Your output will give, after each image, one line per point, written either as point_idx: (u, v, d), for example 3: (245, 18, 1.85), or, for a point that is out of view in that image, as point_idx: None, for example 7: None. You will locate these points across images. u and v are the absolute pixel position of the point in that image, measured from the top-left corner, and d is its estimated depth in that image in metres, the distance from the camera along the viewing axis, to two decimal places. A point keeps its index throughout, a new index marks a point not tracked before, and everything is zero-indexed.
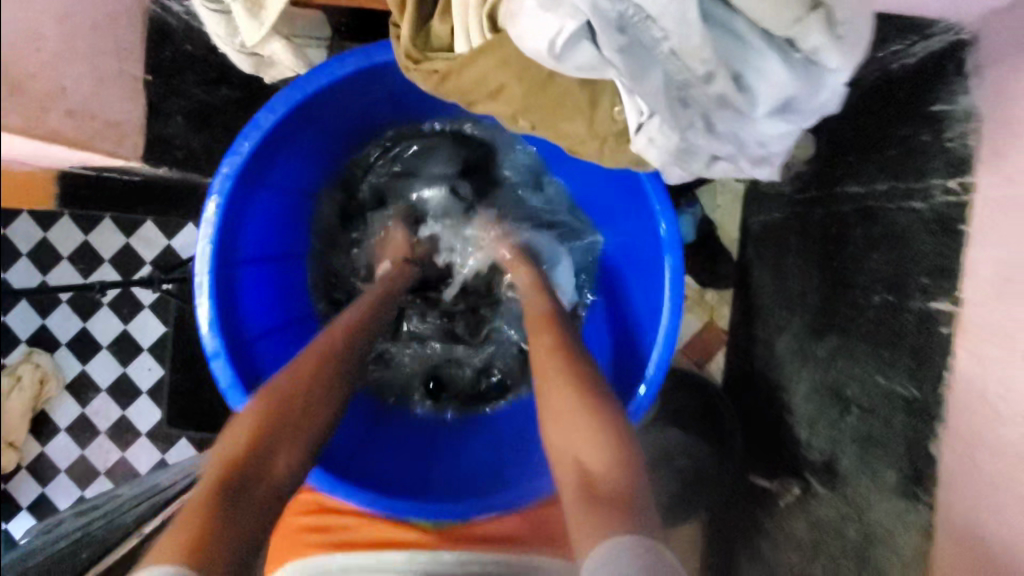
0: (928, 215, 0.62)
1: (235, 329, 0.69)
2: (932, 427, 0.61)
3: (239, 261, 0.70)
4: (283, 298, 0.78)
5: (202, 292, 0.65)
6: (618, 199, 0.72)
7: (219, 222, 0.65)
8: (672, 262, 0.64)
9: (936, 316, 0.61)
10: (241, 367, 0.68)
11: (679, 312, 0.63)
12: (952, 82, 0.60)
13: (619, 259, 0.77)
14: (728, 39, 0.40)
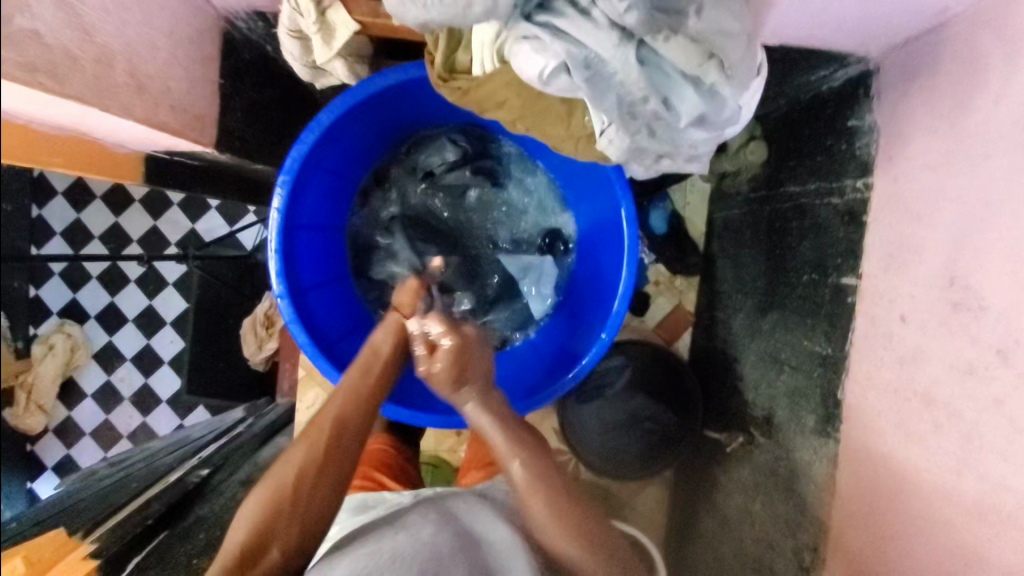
0: (841, 209, 0.78)
1: (293, 278, 0.76)
2: (840, 376, 0.76)
3: (301, 225, 0.77)
4: (325, 258, 0.84)
5: (271, 251, 0.72)
6: (585, 181, 0.82)
7: (287, 197, 0.71)
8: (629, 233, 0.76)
9: (847, 289, 0.76)
10: (299, 312, 0.75)
11: (634, 274, 0.75)
12: (862, 102, 0.76)
13: (588, 231, 0.88)
14: (658, 74, 0.45)
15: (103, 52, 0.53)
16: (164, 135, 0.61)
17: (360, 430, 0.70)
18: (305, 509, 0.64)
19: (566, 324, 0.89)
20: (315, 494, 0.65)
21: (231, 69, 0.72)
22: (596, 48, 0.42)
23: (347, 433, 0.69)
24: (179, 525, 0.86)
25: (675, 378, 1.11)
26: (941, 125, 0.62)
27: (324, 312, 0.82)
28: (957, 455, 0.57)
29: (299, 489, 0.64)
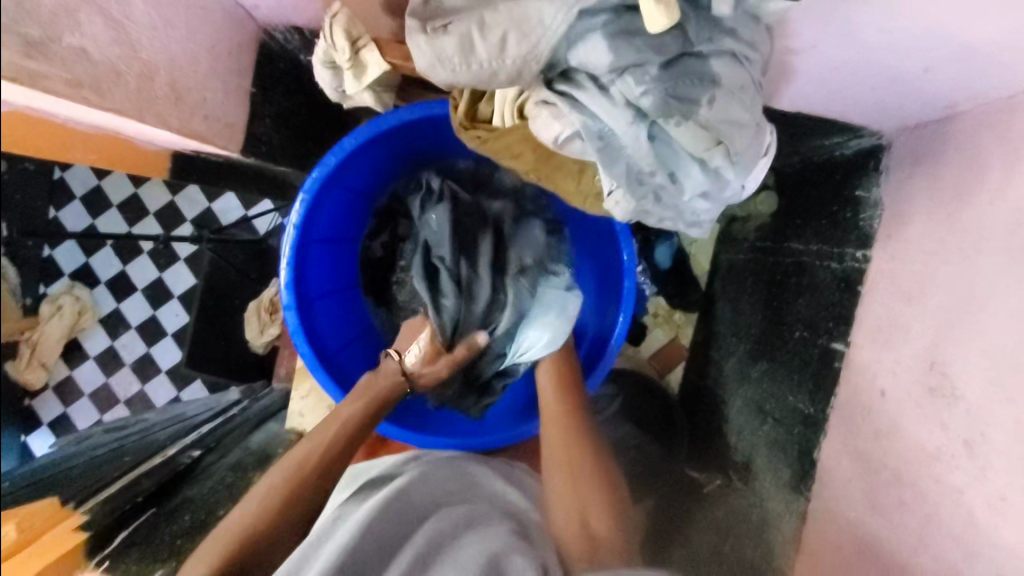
0: (839, 275, 0.80)
1: (301, 289, 0.79)
2: (818, 436, 0.79)
3: (314, 238, 0.80)
4: (335, 270, 0.87)
5: (283, 262, 0.75)
6: (592, 228, 0.88)
7: (306, 213, 0.74)
8: (628, 284, 0.80)
9: (834, 353, 0.78)
10: (305, 322, 0.79)
11: (631, 322, 0.80)
12: (872, 175, 0.77)
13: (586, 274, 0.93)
14: (667, 150, 0.47)
15: (146, 67, 0.56)
16: (189, 141, 0.64)
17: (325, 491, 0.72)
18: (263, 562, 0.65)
19: None
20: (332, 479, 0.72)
21: (264, 77, 0.75)
22: (611, 123, 0.45)
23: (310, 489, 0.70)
24: (167, 505, 0.92)
25: (662, 411, 1.16)
26: (940, 213, 0.64)
27: (327, 323, 0.85)
28: (915, 534, 0.60)
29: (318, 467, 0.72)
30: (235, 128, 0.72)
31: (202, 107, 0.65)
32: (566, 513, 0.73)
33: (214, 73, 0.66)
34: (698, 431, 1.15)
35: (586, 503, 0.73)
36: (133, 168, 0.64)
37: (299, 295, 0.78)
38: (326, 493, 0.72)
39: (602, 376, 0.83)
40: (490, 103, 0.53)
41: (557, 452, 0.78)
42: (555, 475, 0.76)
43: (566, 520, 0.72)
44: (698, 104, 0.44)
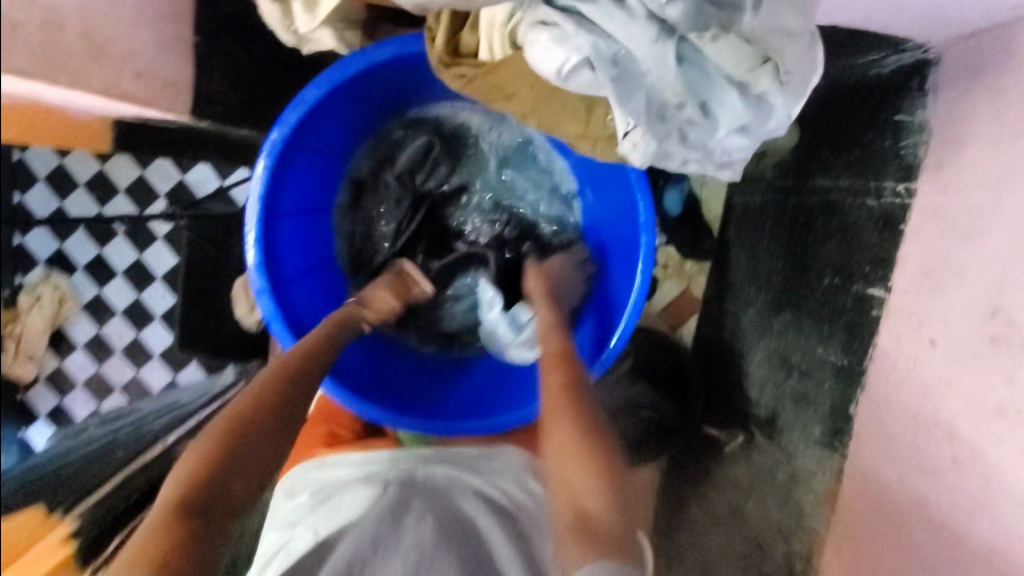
0: (877, 213, 0.72)
1: (274, 270, 0.72)
2: (854, 390, 0.73)
3: (284, 212, 0.73)
4: (312, 244, 0.80)
5: (249, 241, 0.69)
6: (605, 181, 0.79)
7: (269, 177, 0.68)
8: (644, 243, 0.73)
9: (870, 300, 0.71)
10: (283, 304, 0.73)
11: (649, 284, 0.72)
12: (915, 97, 0.68)
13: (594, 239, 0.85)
14: (698, 75, 0.41)
15: (51, 15, 0.47)
16: (126, 105, 0.55)
17: (271, 407, 0.60)
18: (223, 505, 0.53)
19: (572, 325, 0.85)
20: (262, 418, 0.59)
21: (208, 24, 0.64)
22: (631, 45, 0.39)
23: (255, 414, 0.59)
24: None
25: (677, 368, 1.10)
26: (1004, 136, 0.56)
27: (309, 308, 0.78)
28: (973, 496, 0.55)
29: (238, 433, 0.57)
30: (181, 86, 0.62)
31: (133, 60, 0.55)
32: (562, 505, 0.55)
33: (145, 19, 0.56)
34: (716, 385, 1.09)
35: (588, 495, 0.54)
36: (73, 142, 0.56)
37: (273, 278, 0.71)
38: (256, 429, 0.58)
39: (610, 359, 0.75)
40: (473, 31, 0.45)
41: (549, 404, 0.63)
42: (555, 455, 0.58)
43: (562, 481, 0.56)
44: (734, 18, 0.38)
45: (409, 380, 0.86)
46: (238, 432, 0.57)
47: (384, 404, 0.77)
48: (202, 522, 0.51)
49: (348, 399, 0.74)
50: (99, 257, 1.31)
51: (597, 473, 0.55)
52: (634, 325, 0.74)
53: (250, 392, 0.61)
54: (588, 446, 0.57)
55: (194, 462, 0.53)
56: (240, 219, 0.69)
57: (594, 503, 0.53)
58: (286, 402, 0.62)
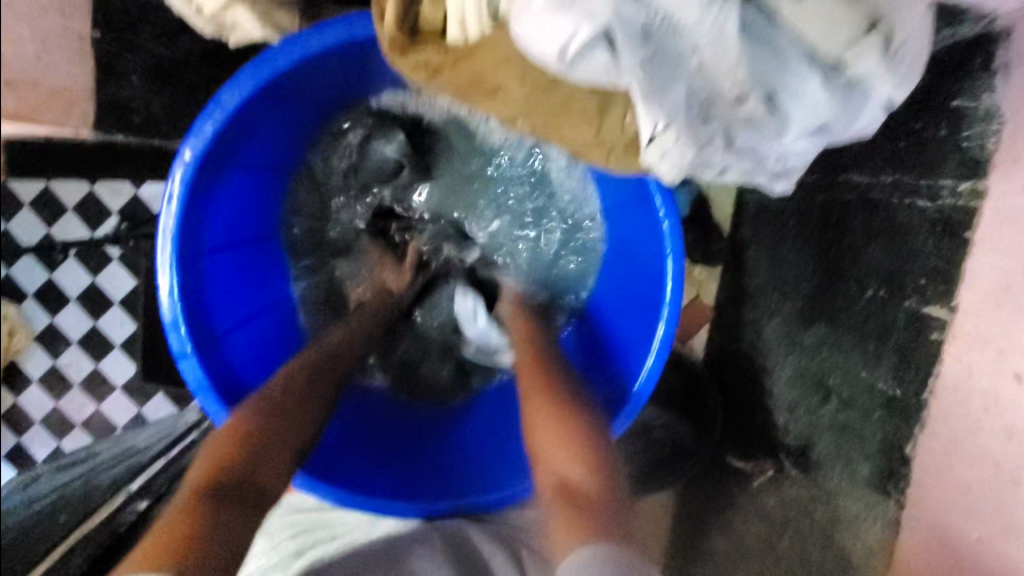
0: (932, 217, 0.61)
1: (200, 322, 0.67)
2: (912, 426, 0.62)
3: (207, 251, 0.68)
4: (253, 285, 0.76)
5: (169, 287, 0.64)
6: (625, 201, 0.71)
7: (182, 211, 0.62)
8: (672, 270, 0.65)
9: (928, 319, 0.61)
10: (212, 366, 0.66)
11: (678, 316, 0.65)
12: (978, 77, 0.56)
13: (615, 267, 0.78)
14: (769, 54, 0.39)
15: None
16: None
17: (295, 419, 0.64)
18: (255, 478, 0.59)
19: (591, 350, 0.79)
20: (286, 422, 0.63)
21: None
22: (676, 12, 0.37)
23: (286, 407, 0.64)
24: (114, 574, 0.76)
25: (693, 387, 1.00)
26: None
27: (247, 358, 0.72)
28: None
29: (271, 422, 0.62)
30: None
31: None
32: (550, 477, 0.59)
33: None
34: (735, 406, 0.98)
35: (566, 452, 0.60)
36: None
37: (197, 332, 0.65)
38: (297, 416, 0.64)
39: (633, 414, 0.68)
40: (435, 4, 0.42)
41: (526, 375, 0.69)
42: (537, 422, 0.64)
43: (545, 450, 0.61)
44: None
45: (385, 441, 0.79)
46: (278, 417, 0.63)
47: (353, 479, 0.72)
48: (225, 503, 0.55)
49: (317, 488, 0.69)
50: (49, 284, 1.20)
51: (571, 433, 0.61)
52: (663, 361, 0.67)
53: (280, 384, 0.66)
54: (565, 413, 0.63)
55: (213, 453, 0.59)
56: (152, 262, 0.64)
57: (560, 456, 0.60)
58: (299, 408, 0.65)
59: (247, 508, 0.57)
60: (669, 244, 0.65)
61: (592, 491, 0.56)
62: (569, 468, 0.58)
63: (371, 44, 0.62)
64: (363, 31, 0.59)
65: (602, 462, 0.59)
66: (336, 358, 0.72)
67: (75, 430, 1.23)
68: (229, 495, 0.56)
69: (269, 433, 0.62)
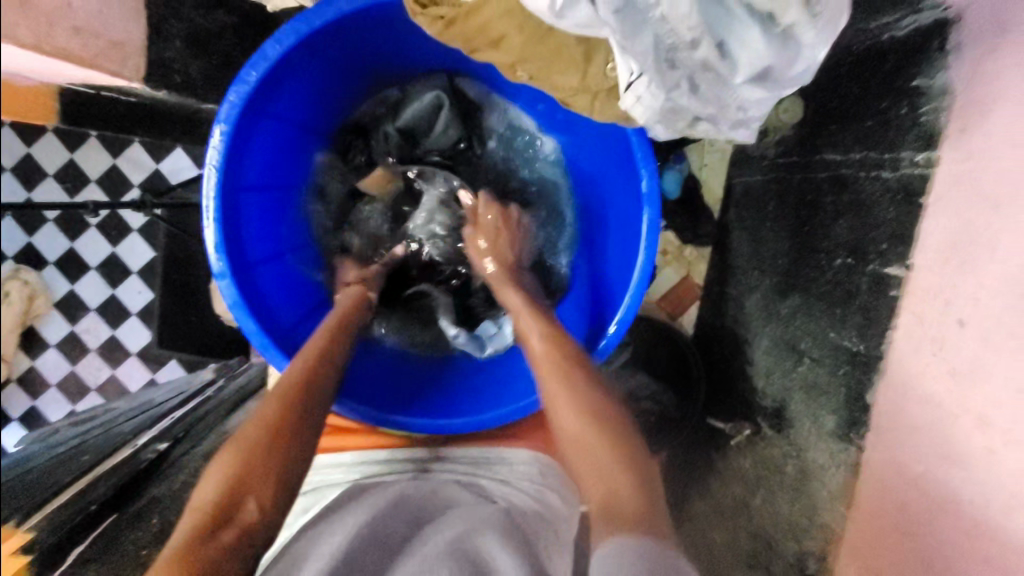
0: (893, 186, 0.67)
1: (237, 254, 0.70)
2: (872, 376, 0.68)
3: (244, 185, 0.71)
4: (281, 226, 0.79)
5: (209, 216, 0.66)
6: (603, 153, 0.76)
7: (227, 146, 0.65)
8: (648, 222, 0.68)
9: (888, 279, 0.67)
10: (245, 289, 0.70)
11: (652, 257, 0.68)
12: (934, 59, 0.63)
13: (594, 219, 0.83)
14: (718, 9, 0.41)
15: None
16: (63, 63, 0.51)
17: (286, 427, 0.64)
18: (241, 516, 0.58)
19: (581, 301, 0.83)
20: (275, 444, 0.62)
21: None
22: None
23: (269, 428, 0.63)
24: (130, 509, 0.80)
25: (678, 359, 1.06)
26: None
27: (274, 290, 0.75)
28: (1010, 489, 0.50)
29: (258, 449, 0.61)
30: (128, 48, 0.58)
31: (67, 15, 0.51)
32: (586, 484, 0.59)
33: None
34: (718, 375, 1.04)
35: (612, 475, 0.58)
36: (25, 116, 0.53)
37: (234, 260, 0.69)
38: (288, 434, 0.63)
39: (609, 348, 0.74)
40: None
41: (545, 382, 0.66)
42: (561, 425, 0.63)
43: (581, 454, 0.61)
44: None
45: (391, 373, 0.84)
46: (267, 449, 0.62)
47: (358, 401, 0.77)
48: (213, 545, 0.55)
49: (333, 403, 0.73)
50: None
51: (608, 443, 0.60)
52: (637, 306, 0.71)
53: (258, 413, 0.64)
54: (603, 437, 0.61)
55: (213, 489, 0.59)
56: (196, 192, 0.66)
57: (596, 457, 0.60)
58: (286, 425, 0.64)
59: (235, 544, 0.56)
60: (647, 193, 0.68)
61: (636, 511, 0.54)
62: (616, 488, 0.57)
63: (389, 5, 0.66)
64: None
65: (643, 477, 0.58)
66: (324, 375, 0.69)
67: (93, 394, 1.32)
68: (227, 540, 0.56)
69: (264, 471, 0.61)
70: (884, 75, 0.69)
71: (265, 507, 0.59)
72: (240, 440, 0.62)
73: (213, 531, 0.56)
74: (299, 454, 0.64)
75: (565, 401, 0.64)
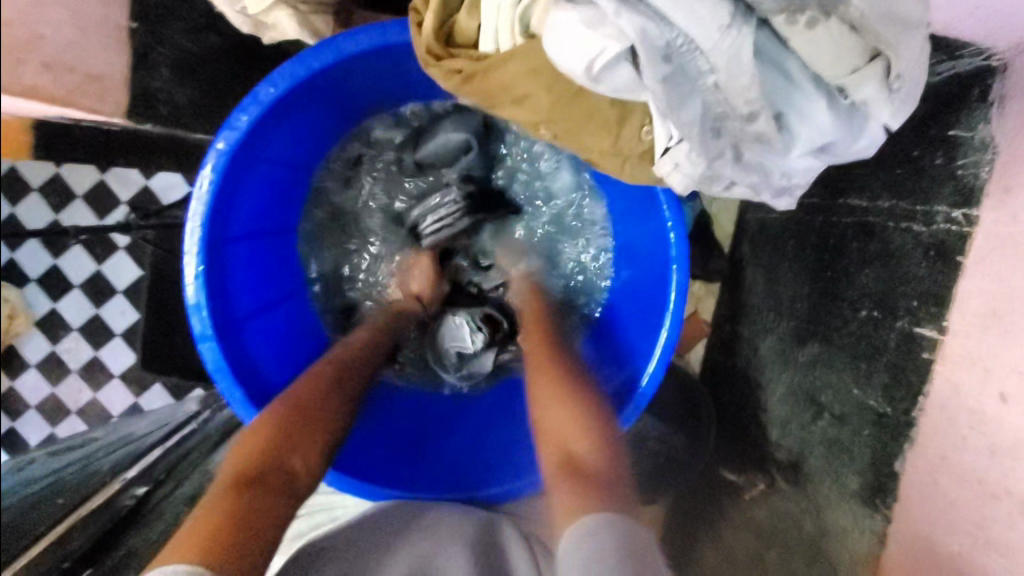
0: (926, 241, 0.63)
1: (221, 311, 0.67)
2: (901, 443, 0.64)
3: (232, 236, 0.68)
4: (271, 275, 0.76)
5: (191, 270, 0.64)
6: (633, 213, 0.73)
7: (212, 200, 0.63)
8: (677, 282, 0.67)
9: (919, 340, 0.63)
10: (231, 347, 0.67)
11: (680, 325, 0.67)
12: (974, 108, 0.59)
13: (618, 277, 0.80)
14: (777, 76, 0.41)
15: None
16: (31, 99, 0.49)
17: (324, 394, 0.67)
18: (289, 468, 0.60)
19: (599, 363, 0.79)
20: (321, 408, 0.66)
21: None
22: (693, 32, 0.38)
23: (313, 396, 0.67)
24: (106, 563, 0.73)
25: (686, 401, 1.01)
26: None
27: (263, 343, 0.73)
28: None
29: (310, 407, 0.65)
30: None
31: None
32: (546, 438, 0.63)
33: None
34: (729, 418, 1.00)
35: (574, 430, 0.62)
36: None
37: (219, 318, 0.66)
38: (341, 390, 0.69)
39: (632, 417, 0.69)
40: (470, 15, 0.44)
41: (540, 362, 0.71)
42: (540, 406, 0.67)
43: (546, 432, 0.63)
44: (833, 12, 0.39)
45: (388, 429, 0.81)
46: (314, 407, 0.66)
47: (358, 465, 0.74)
48: (259, 487, 0.57)
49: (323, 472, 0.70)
50: (55, 268, 1.27)
51: (580, 409, 0.64)
52: (662, 371, 0.69)
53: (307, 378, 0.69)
54: (584, 410, 0.63)
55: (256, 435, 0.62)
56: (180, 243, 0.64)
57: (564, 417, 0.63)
58: (332, 393, 0.68)
59: (280, 490, 0.58)
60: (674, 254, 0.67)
61: (596, 470, 0.57)
62: (577, 446, 0.60)
63: (406, 49, 0.62)
64: (398, 37, 0.60)
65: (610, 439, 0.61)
66: (370, 361, 0.75)
67: (70, 416, 1.29)
68: (269, 481, 0.58)
69: (308, 428, 0.63)
70: (914, 121, 0.65)
71: (312, 466, 0.62)
72: (287, 395, 0.66)
73: (256, 473, 0.58)
74: (340, 418, 0.67)
75: (553, 374, 0.69)
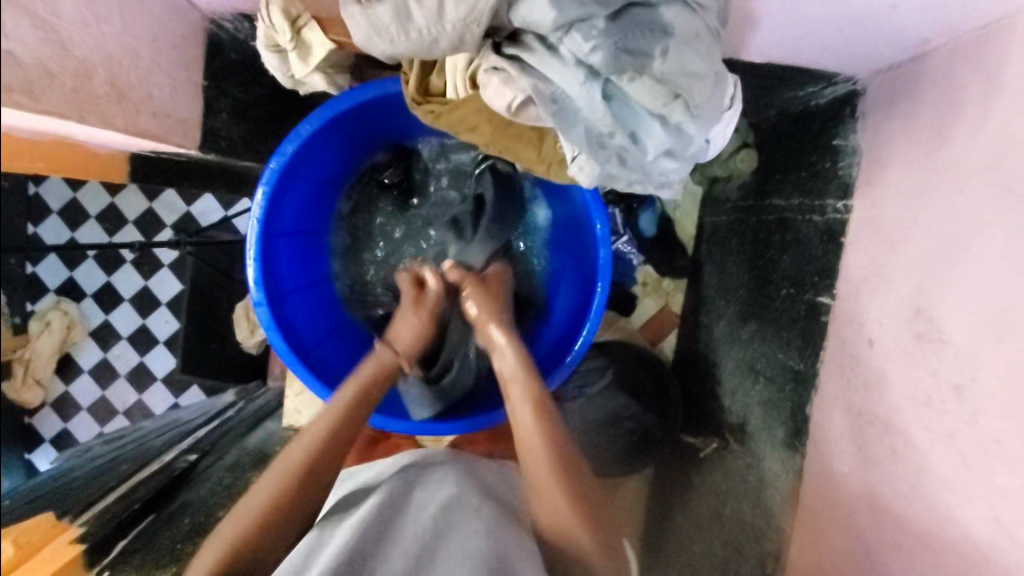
0: (821, 228, 0.79)
1: (272, 284, 0.79)
2: (810, 392, 0.78)
3: (280, 231, 0.80)
4: (307, 262, 0.87)
5: (250, 257, 0.75)
6: (564, 200, 0.85)
7: (268, 201, 0.74)
8: (602, 255, 0.78)
9: (821, 307, 0.78)
10: (277, 314, 0.79)
11: (607, 277, 0.77)
12: (848, 123, 0.75)
13: (566, 257, 0.91)
14: (624, 108, 0.47)
15: (81, 65, 0.55)
16: (144, 140, 0.64)
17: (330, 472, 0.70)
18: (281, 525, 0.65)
19: (557, 323, 0.90)
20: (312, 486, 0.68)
21: (217, 70, 0.75)
22: (563, 84, 0.45)
23: (313, 467, 0.68)
24: (165, 511, 0.88)
25: (656, 380, 1.10)
26: (917, 155, 0.63)
27: (302, 318, 0.84)
28: (908, 484, 0.60)
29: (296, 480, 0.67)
30: (188, 123, 0.71)
31: (149, 103, 0.65)
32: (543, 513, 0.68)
33: (161, 65, 0.66)
34: (694, 396, 1.12)
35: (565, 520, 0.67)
36: (92, 174, 0.63)
37: (270, 290, 0.78)
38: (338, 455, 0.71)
39: (574, 363, 0.81)
40: (440, 76, 0.54)
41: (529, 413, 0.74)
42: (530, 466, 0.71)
43: (537, 487, 0.69)
44: (642, 66, 0.44)
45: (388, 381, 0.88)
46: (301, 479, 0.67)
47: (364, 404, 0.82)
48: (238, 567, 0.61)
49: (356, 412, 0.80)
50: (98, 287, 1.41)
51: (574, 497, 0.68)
52: (597, 322, 0.79)
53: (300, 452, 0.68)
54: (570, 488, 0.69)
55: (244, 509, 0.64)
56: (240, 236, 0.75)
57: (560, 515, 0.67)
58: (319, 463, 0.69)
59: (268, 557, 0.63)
60: (599, 231, 0.78)
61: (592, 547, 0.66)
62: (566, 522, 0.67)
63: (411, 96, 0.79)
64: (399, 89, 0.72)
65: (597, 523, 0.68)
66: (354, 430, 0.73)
67: None
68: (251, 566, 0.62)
69: (288, 509, 0.65)
70: (812, 132, 0.81)
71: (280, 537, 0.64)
72: (289, 456, 0.69)
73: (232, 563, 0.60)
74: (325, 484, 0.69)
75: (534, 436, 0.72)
